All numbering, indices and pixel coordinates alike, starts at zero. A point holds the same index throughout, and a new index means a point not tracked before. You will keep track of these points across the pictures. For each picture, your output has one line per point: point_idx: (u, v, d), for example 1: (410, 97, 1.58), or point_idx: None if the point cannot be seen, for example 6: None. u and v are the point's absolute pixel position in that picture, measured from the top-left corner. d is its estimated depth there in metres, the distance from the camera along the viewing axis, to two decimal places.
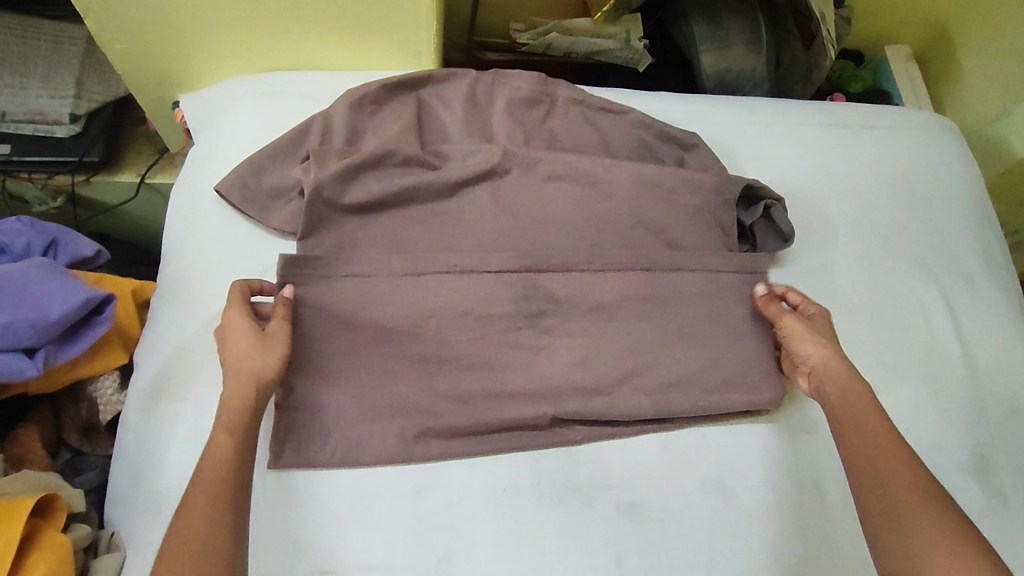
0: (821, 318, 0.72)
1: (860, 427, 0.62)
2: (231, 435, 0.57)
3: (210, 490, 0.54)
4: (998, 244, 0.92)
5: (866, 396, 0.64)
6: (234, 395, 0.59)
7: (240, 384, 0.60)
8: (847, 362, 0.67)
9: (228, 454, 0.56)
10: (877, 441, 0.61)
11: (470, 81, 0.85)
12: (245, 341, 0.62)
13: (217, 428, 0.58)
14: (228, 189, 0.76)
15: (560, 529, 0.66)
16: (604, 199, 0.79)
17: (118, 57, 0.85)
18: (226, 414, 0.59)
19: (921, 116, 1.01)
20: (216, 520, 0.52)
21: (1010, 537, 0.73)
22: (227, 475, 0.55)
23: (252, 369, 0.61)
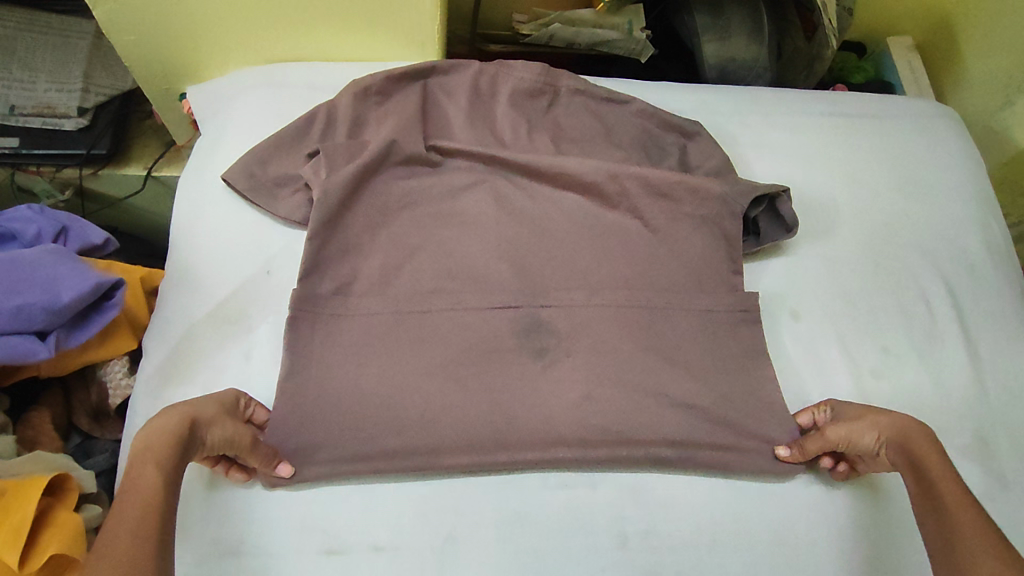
0: (847, 406, 0.70)
1: (930, 482, 0.60)
2: (159, 466, 0.53)
3: (137, 525, 0.48)
4: (1000, 232, 0.92)
5: (930, 448, 0.63)
6: (160, 429, 0.55)
7: (172, 419, 0.56)
8: (912, 422, 0.66)
9: (157, 483, 0.51)
10: (951, 498, 0.58)
11: (474, 72, 0.86)
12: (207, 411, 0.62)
13: (146, 457, 0.53)
14: (235, 178, 0.77)
15: (563, 511, 0.67)
16: (607, 187, 0.80)
17: (126, 49, 0.86)
18: (150, 445, 0.54)
19: (920, 105, 1.02)
20: (143, 552, 0.47)
21: (1010, 519, 0.73)
22: (154, 508, 0.50)
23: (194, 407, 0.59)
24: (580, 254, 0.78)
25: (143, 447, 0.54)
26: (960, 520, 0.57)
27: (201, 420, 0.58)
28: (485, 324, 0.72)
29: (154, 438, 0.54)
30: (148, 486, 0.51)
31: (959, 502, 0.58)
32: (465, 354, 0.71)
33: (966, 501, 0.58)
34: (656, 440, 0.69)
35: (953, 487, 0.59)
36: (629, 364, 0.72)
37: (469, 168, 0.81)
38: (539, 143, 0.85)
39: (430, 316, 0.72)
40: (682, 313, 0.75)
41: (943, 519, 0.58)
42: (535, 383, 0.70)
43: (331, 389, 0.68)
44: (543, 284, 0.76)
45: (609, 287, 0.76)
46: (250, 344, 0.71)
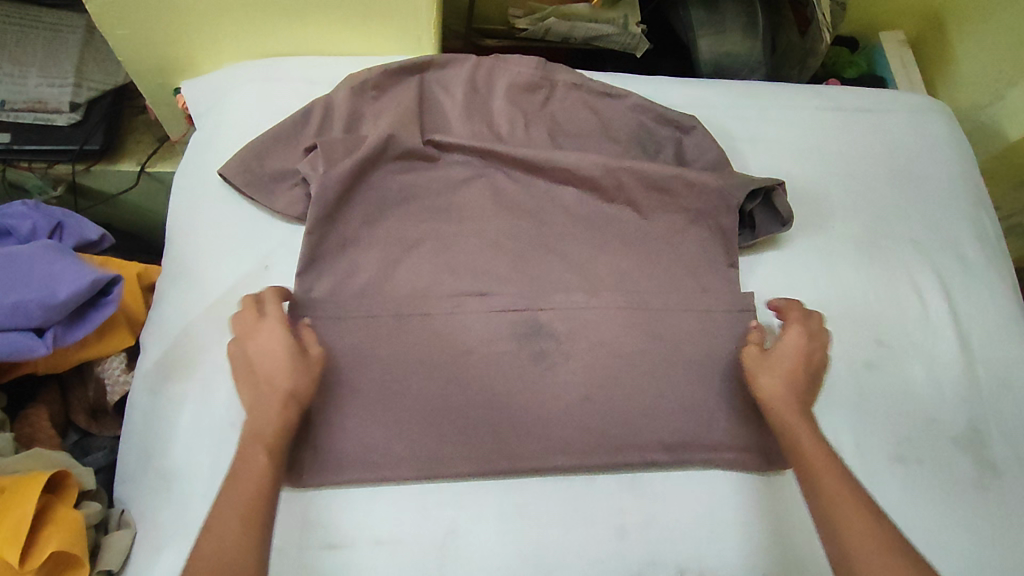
0: (791, 345, 0.71)
1: (808, 466, 0.63)
2: (268, 454, 0.59)
3: (244, 508, 0.55)
4: (991, 223, 0.93)
5: (810, 434, 0.65)
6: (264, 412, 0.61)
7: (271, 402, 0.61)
8: (792, 391, 0.68)
9: (263, 471, 0.58)
10: (827, 479, 0.61)
11: (470, 66, 0.86)
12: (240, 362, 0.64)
13: (257, 442, 0.59)
14: (231, 172, 0.77)
15: (562, 503, 0.67)
16: (605, 180, 0.81)
17: (120, 43, 0.86)
18: (261, 433, 0.60)
19: (912, 98, 1.03)
20: (247, 538, 0.53)
21: (999, 507, 0.74)
22: (263, 490, 0.57)
23: (275, 378, 0.62)
24: (577, 248, 0.79)
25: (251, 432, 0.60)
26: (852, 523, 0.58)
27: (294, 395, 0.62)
28: (483, 319, 0.72)
29: (263, 422, 0.60)
30: (253, 472, 0.57)
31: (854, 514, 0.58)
32: (466, 349, 0.71)
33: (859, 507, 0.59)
34: (654, 435, 0.70)
35: (842, 484, 0.61)
36: (627, 358, 0.73)
37: (466, 162, 0.81)
38: (536, 137, 0.85)
39: (429, 311, 0.72)
40: (680, 307, 0.76)
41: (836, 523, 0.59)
42: (534, 383, 0.71)
43: (331, 382, 0.68)
44: (541, 280, 0.76)
45: (606, 283, 0.77)
46: None
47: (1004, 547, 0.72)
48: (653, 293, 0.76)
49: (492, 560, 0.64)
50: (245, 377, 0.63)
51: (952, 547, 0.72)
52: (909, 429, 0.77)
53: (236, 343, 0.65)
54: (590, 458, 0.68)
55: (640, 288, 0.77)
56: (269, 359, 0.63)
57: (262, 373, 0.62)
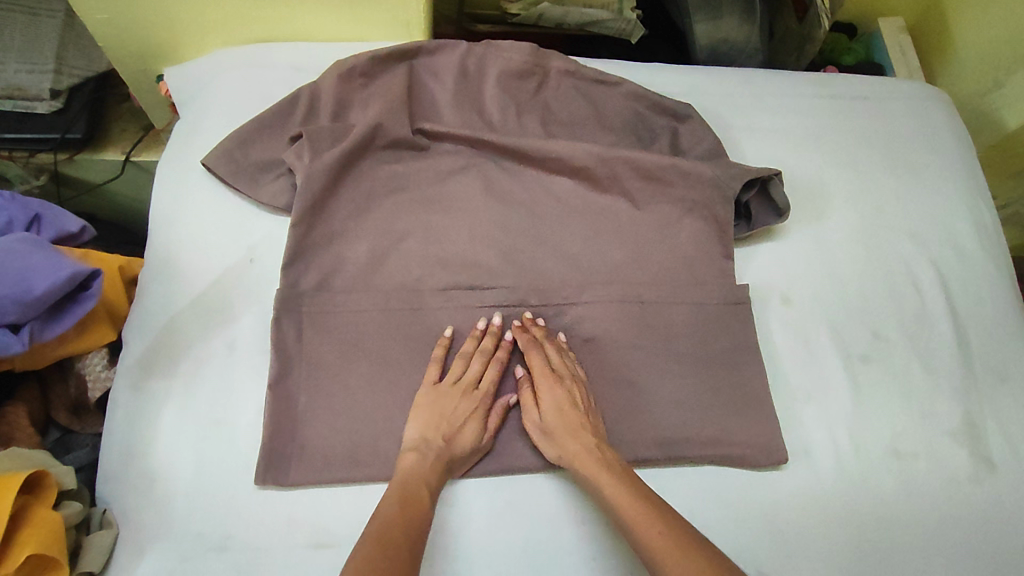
0: (534, 359, 0.68)
1: (593, 478, 0.61)
2: (430, 492, 0.60)
3: (405, 526, 0.55)
4: (989, 214, 0.92)
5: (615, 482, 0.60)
6: (427, 459, 0.61)
7: (439, 454, 0.62)
8: (559, 405, 0.65)
9: (424, 503, 0.58)
10: (608, 489, 0.60)
11: (461, 52, 0.84)
12: (470, 409, 0.66)
13: (424, 477, 0.60)
14: (215, 163, 0.75)
15: (552, 500, 0.66)
16: (598, 170, 0.79)
17: (99, 27, 0.83)
18: (422, 469, 0.61)
19: (912, 86, 1.01)
20: (404, 552, 0.53)
21: (994, 501, 0.74)
22: (420, 520, 0.56)
23: (456, 439, 0.64)
24: (570, 240, 0.77)
25: (419, 476, 0.60)
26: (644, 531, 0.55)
27: (457, 459, 0.63)
28: (474, 314, 0.71)
29: (426, 467, 0.61)
30: (421, 514, 0.57)
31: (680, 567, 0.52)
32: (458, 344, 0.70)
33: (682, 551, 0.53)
34: (647, 431, 0.69)
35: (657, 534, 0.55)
36: (619, 354, 0.72)
37: (457, 152, 0.80)
38: (528, 126, 0.83)
39: (418, 306, 0.70)
40: (673, 301, 0.75)
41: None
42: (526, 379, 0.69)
43: (318, 377, 0.67)
44: (533, 273, 0.74)
45: (599, 276, 0.75)
46: (233, 334, 0.69)
47: (997, 541, 0.72)
48: (646, 287, 0.75)
49: (484, 559, 0.63)
50: (433, 415, 0.64)
51: (945, 542, 0.71)
52: (904, 423, 0.76)
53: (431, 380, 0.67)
54: None
55: (634, 281, 0.76)
56: (452, 403, 0.65)
57: (449, 425, 0.64)
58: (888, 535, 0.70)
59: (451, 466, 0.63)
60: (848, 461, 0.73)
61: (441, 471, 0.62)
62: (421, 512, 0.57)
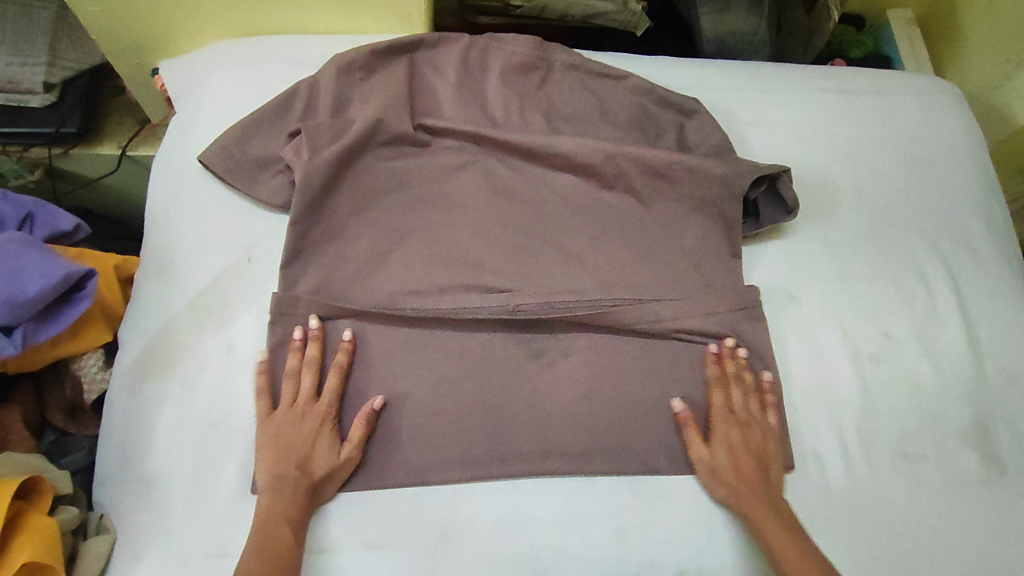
0: (262, 378, 0.64)
1: (745, 507, 0.64)
2: (294, 530, 0.58)
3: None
4: (1001, 212, 0.91)
5: (781, 533, 0.62)
6: (285, 492, 0.60)
7: (294, 485, 0.60)
8: (303, 428, 0.63)
9: (286, 543, 0.57)
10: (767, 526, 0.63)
11: (463, 46, 0.82)
12: (309, 429, 0.63)
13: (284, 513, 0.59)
14: (212, 159, 0.73)
15: (557, 505, 0.65)
16: (604, 167, 0.77)
17: (92, 19, 0.81)
18: (280, 506, 0.59)
19: (921, 80, 0.99)
20: None
21: (1006, 505, 0.73)
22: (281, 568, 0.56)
23: (310, 462, 0.61)
24: (576, 239, 0.76)
25: (279, 514, 0.59)
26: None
27: (321, 482, 0.61)
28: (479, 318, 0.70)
29: (286, 504, 0.59)
30: (281, 554, 0.56)
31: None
32: (459, 347, 0.69)
33: None
34: (654, 440, 0.68)
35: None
36: (624, 356, 0.71)
37: (459, 148, 0.78)
38: (532, 122, 0.81)
39: (421, 309, 0.69)
40: (680, 302, 0.73)
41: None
42: (531, 385, 0.68)
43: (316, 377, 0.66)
44: (537, 273, 0.73)
45: (606, 279, 0.74)
46: (230, 335, 0.67)
47: (1010, 545, 0.71)
48: (653, 287, 0.74)
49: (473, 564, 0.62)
50: (284, 444, 0.62)
51: (956, 547, 0.70)
52: (915, 426, 0.75)
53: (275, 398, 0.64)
54: (586, 461, 0.66)
55: (640, 282, 0.74)
56: (287, 424, 0.63)
57: (297, 451, 0.62)
58: (896, 540, 0.69)
59: (319, 490, 0.62)
60: (857, 464, 0.72)
61: (303, 499, 0.60)
62: (286, 556, 0.56)
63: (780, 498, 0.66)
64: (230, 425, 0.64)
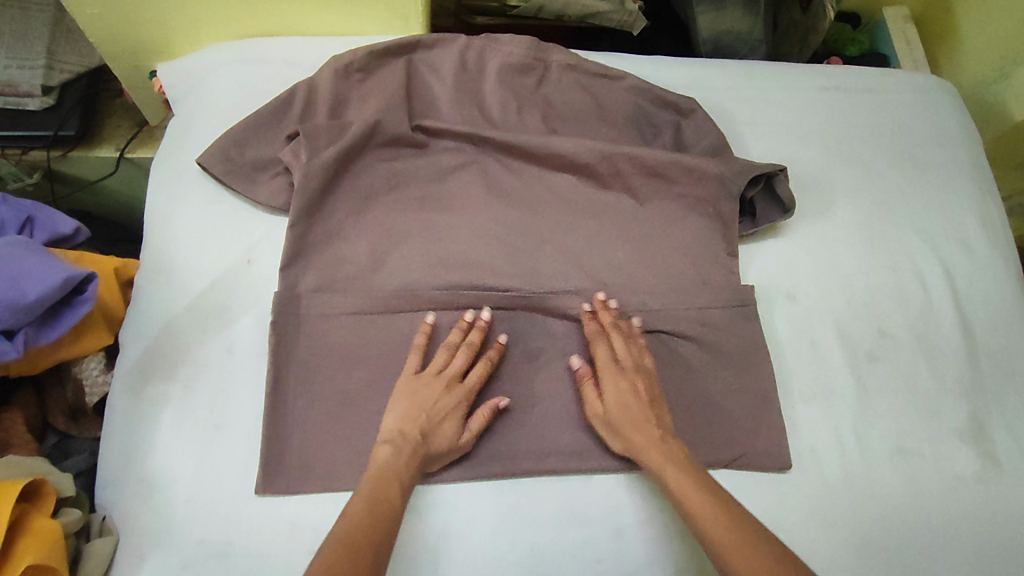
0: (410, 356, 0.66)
1: (645, 454, 0.63)
2: (402, 492, 0.58)
3: (365, 525, 0.53)
4: (996, 209, 0.91)
5: (677, 471, 0.61)
6: (404, 453, 0.60)
7: (416, 450, 0.60)
8: (446, 403, 0.63)
9: (392, 503, 0.56)
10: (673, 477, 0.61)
11: (460, 46, 0.82)
12: (448, 405, 0.64)
13: (399, 479, 0.58)
14: (211, 162, 0.73)
15: (555, 503, 0.66)
16: (601, 167, 0.78)
17: (89, 22, 0.81)
18: (393, 467, 0.59)
19: (917, 77, 0.99)
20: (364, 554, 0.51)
21: (1001, 500, 0.73)
22: (384, 524, 0.55)
23: (433, 435, 0.62)
24: (573, 239, 0.76)
25: (392, 471, 0.58)
26: (714, 525, 0.56)
27: (436, 455, 0.62)
28: (479, 323, 0.70)
29: (402, 464, 0.59)
30: (391, 508, 0.56)
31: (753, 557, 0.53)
32: (457, 354, 0.69)
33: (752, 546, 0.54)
34: None
35: (722, 526, 0.56)
36: None
37: (457, 149, 0.78)
38: (529, 122, 0.81)
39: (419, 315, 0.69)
40: (677, 302, 0.74)
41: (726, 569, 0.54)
42: (530, 387, 0.69)
43: (315, 380, 0.66)
44: (535, 273, 0.73)
45: (605, 281, 0.74)
46: (231, 337, 0.68)
47: (1004, 539, 0.71)
48: (650, 287, 0.75)
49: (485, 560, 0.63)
50: (408, 410, 0.62)
51: (951, 541, 0.71)
52: (910, 423, 0.76)
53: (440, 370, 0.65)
54: (585, 459, 0.67)
55: (638, 282, 0.75)
56: (421, 390, 0.63)
57: (426, 420, 0.62)
58: (892, 535, 0.70)
59: (427, 463, 0.62)
60: (854, 460, 0.73)
61: (417, 465, 0.60)
62: (391, 511, 0.56)
63: (676, 446, 0.64)
64: (231, 427, 0.64)
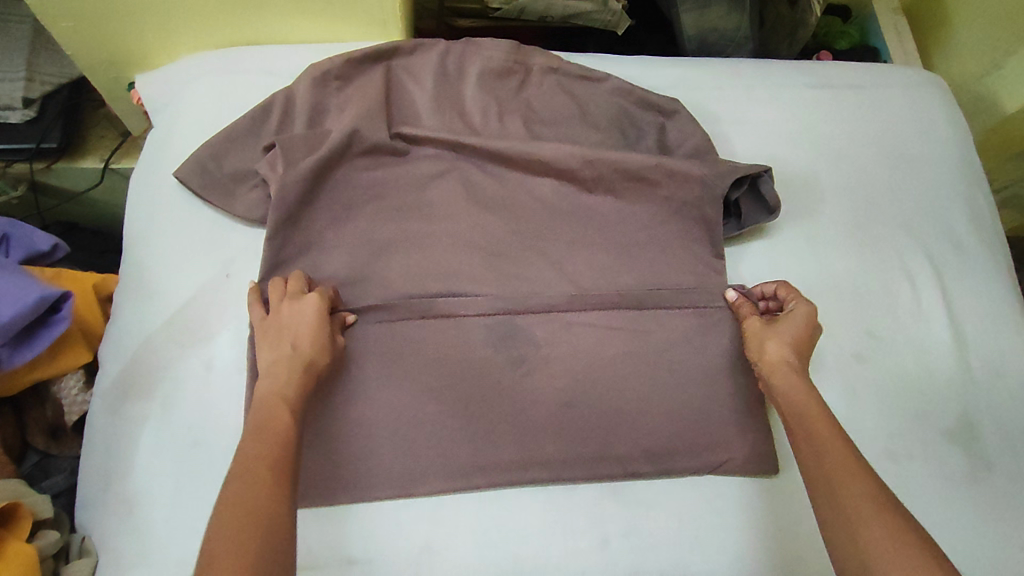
0: (276, 291, 0.65)
1: (787, 383, 0.64)
2: (293, 412, 0.57)
3: (265, 459, 0.52)
4: (987, 206, 0.90)
5: (810, 392, 0.63)
6: (281, 375, 0.59)
7: (289, 364, 0.59)
8: (297, 316, 0.63)
9: (287, 422, 0.56)
10: (805, 401, 0.62)
11: (440, 51, 0.81)
12: (304, 318, 0.63)
13: (281, 400, 0.57)
14: (187, 175, 0.73)
15: (540, 515, 0.65)
16: (583, 172, 0.77)
17: (65, 35, 0.81)
18: (282, 392, 0.58)
19: (904, 72, 0.98)
20: (272, 490, 0.50)
21: (992, 502, 0.73)
22: (284, 448, 0.54)
23: (303, 347, 0.61)
24: (556, 245, 0.75)
25: (276, 394, 0.57)
26: (833, 452, 0.57)
27: (316, 367, 0.61)
28: (461, 336, 0.69)
29: (284, 384, 0.58)
30: (279, 428, 0.55)
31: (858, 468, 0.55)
32: (436, 370, 0.68)
33: (861, 481, 0.54)
34: (637, 451, 0.68)
35: (843, 457, 0.56)
36: (608, 362, 0.70)
37: (437, 156, 0.77)
38: (511, 127, 0.81)
39: (398, 332, 0.69)
40: (661, 307, 0.73)
41: (824, 469, 0.56)
42: (512, 399, 0.68)
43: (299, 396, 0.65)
44: (517, 282, 0.73)
45: (589, 287, 0.74)
46: (210, 352, 0.67)
47: (996, 541, 0.71)
48: (635, 292, 0.74)
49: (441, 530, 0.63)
50: (277, 337, 0.62)
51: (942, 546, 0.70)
52: (900, 424, 0.75)
53: (275, 295, 0.65)
54: (569, 470, 0.66)
55: (623, 287, 0.74)
56: (276, 320, 0.63)
57: (288, 337, 0.61)
58: None
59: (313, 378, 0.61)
60: None
61: (301, 384, 0.59)
62: (281, 431, 0.55)
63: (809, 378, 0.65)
64: (211, 444, 0.64)
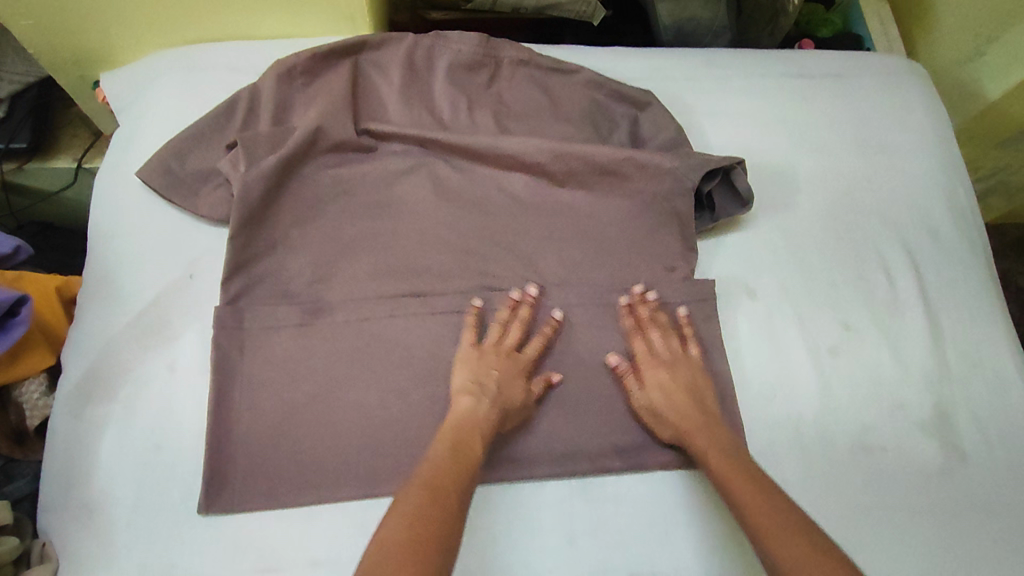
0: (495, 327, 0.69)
1: (682, 425, 0.66)
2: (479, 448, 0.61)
3: (438, 486, 0.56)
4: (966, 196, 0.89)
5: (711, 439, 0.64)
6: (478, 411, 0.63)
7: (484, 403, 0.63)
8: (493, 361, 0.66)
9: (472, 460, 0.59)
10: (704, 438, 0.65)
11: (408, 45, 0.80)
12: (512, 367, 0.67)
13: (470, 440, 0.61)
14: (150, 174, 0.71)
15: (509, 513, 0.65)
16: (553, 166, 0.76)
17: (24, 33, 0.79)
18: (468, 422, 0.62)
19: (882, 60, 0.97)
20: (443, 513, 0.54)
21: (965, 493, 0.72)
22: (461, 482, 0.57)
23: (505, 395, 0.65)
24: (526, 241, 0.74)
25: (469, 425, 0.62)
26: (739, 484, 0.60)
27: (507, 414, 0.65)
28: (427, 335, 0.68)
29: (478, 413, 0.63)
30: (472, 458, 0.60)
31: (778, 528, 0.56)
32: (403, 369, 0.67)
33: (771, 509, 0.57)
34: (607, 446, 0.68)
35: (749, 490, 0.59)
36: (576, 358, 0.71)
37: (405, 152, 0.76)
38: (480, 121, 0.79)
39: (364, 331, 0.68)
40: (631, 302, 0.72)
41: (737, 503, 0.59)
42: None
43: (265, 395, 0.65)
44: (485, 279, 0.72)
45: (557, 283, 0.73)
46: (174, 354, 0.67)
47: (968, 532, 0.70)
48: (604, 288, 0.73)
49: (509, 563, 0.63)
50: (476, 367, 0.66)
51: (914, 539, 0.69)
52: (874, 417, 0.74)
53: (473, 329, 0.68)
54: (539, 468, 0.66)
55: (593, 283, 0.73)
56: (470, 353, 0.67)
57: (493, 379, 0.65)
58: (858, 529, 0.69)
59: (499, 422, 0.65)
60: (817, 456, 0.72)
61: (493, 416, 0.63)
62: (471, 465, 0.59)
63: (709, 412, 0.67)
64: (174, 447, 0.63)
